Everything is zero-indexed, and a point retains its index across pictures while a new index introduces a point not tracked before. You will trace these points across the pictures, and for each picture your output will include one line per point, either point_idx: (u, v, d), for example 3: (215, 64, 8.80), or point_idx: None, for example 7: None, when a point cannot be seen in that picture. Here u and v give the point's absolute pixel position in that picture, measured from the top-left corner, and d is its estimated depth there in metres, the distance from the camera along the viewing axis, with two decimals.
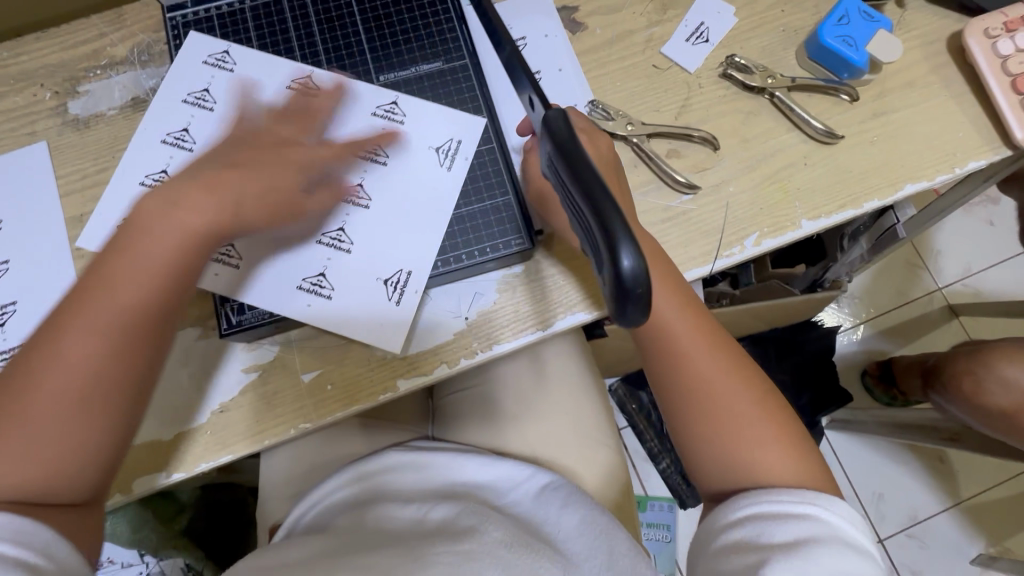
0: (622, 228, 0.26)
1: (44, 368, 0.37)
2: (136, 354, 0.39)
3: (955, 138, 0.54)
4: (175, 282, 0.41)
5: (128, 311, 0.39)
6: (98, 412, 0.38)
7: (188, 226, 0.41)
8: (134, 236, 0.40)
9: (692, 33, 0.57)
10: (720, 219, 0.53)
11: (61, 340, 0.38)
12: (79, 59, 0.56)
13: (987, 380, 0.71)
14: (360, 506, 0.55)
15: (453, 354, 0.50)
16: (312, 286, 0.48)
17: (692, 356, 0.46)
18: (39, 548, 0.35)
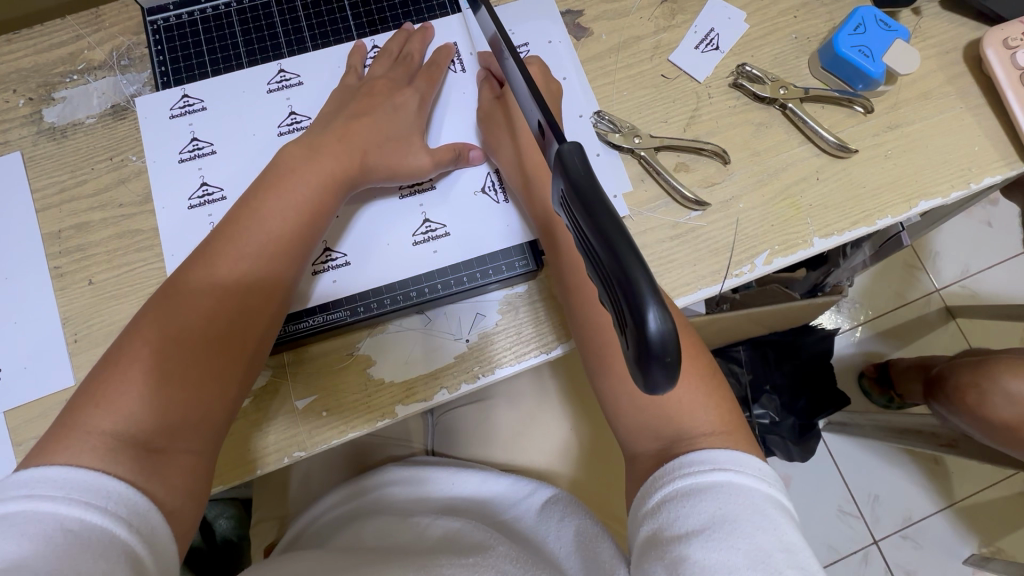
0: (650, 282, 0.22)
1: (168, 326, 0.39)
2: (245, 323, 0.41)
3: (970, 153, 0.53)
4: (287, 253, 0.43)
5: (241, 282, 0.41)
6: (215, 374, 0.39)
7: (298, 200, 0.44)
8: (251, 212, 0.44)
9: (701, 40, 0.55)
10: (730, 236, 0.51)
11: (188, 300, 0.40)
12: (54, 63, 0.52)
13: (992, 393, 0.71)
14: (361, 518, 0.53)
15: (452, 378, 0.48)
16: (428, 230, 0.49)
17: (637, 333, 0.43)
18: (139, 538, 0.32)
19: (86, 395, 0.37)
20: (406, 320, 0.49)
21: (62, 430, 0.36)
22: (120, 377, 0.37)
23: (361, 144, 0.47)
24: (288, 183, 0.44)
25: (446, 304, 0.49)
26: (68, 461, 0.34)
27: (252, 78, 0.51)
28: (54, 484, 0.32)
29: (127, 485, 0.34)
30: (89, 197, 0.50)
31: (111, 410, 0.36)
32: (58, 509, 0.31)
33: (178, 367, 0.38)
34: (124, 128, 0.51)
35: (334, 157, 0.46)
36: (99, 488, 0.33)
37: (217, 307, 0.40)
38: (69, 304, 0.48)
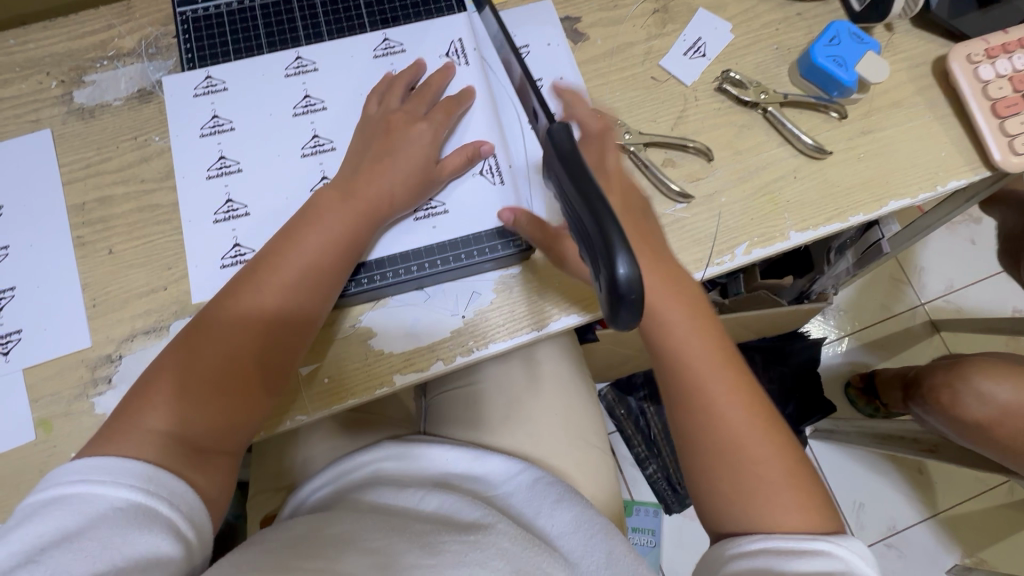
0: (621, 237, 0.29)
1: (202, 351, 0.43)
2: (278, 350, 0.45)
3: (937, 158, 0.57)
4: (316, 283, 0.46)
5: (281, 299, 0.45)
6: (242, 393, 0.44)
7: (331, 233, 0.47)
8: (287, 240, 0.47)
9: (689, 48, 0.59)
10: (712, 228, 0.54)
11: (221, 328, 0.44)
12: (86, 49, 0.56)
13: (965, 394, 0.73)
14: (355, 492, 0.55)
15: (448, 351, 0.50)
16: (428, 209, 0.53)
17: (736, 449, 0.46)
18: (179, 515, 0.38)
19: (145, 392, 0.42)
20: (407, 295, 0.52)
21: (124, 421, 0.41)
22: (175, 381, 0.42)
23: (383, 160, 0.50)
24: (325, 215, 0.48)
25: (445, 280, 0.52)
26: (124, 455, 0.39)
27: (273, 67, 0.55)
28: (105, 472, 0.37)
29: (170, 473, 0.39)
30: (114, 173, 0.53)
31: (168, 409, 0.41)
32: (110, 492, 0.37)
33: (226, 382, 0.43)
34: (149, 110, 0.55)
35: (360, 185, 0.49)
36: (143, 474, 0.38)
37: (260, 324, 0.45)
38: (89, 271, 0.51)
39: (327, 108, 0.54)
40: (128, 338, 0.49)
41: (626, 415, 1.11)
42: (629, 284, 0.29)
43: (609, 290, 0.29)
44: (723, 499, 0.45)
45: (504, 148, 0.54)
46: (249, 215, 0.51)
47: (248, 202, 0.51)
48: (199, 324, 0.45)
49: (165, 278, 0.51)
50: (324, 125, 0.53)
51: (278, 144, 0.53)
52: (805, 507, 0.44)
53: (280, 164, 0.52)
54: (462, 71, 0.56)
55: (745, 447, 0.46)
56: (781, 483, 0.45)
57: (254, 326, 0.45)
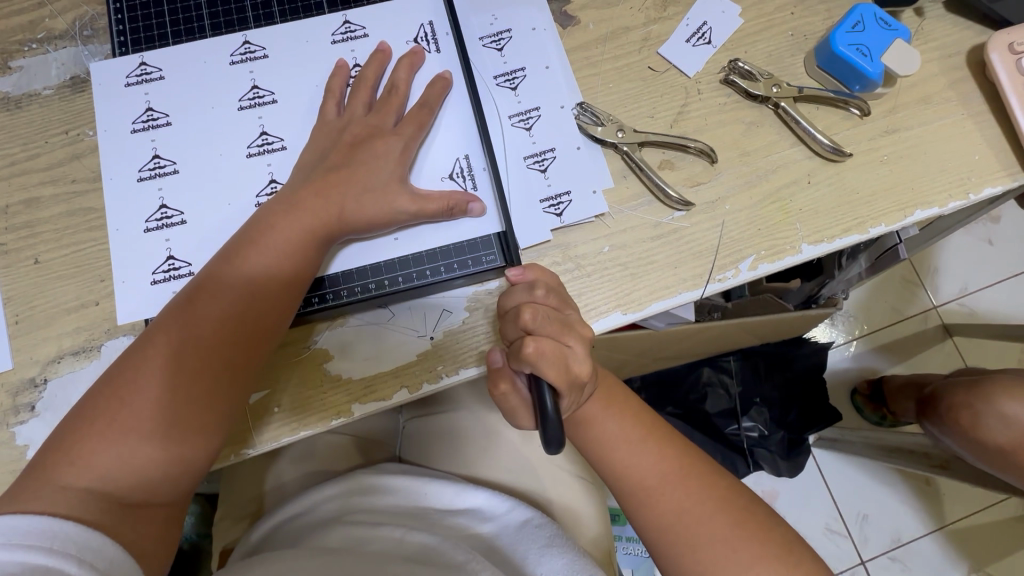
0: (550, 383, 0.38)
1: (127, 392, 0.37)
2: (220, 385, 0.39)
3: (970, 161, 0.50)
4: (264, 306, 0.40)
5: (222, 328, 0.39)
6: (180, 436, 0.38)
7: (281, 248, 0.41)
8: (230, 259, 0.41)
9: (693, 34, 0.52)
10: (714, 239, 0.48)
11: (148, 364, 0.38)
12: (13, 30, 0.50)
13: (986, 415, 0.68)
14: (320, 528, 0.50)
15: (414, 378, 0.45)
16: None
17: (696, 527, 0.42)
18: (92, 574, 0.32)
19: (61, 444, 0.36)
20: (367, 315, 0.46)
21: (36, 475, 0.36)
22: (98, 431, 0.37)
23: (341, 199, 0.43)
24: (275, 227, 0.42)
25: (409, 299, 0.46)
26: (34, 511, 0.34)
27: (218, 55, 0.48)
28: (3, 530, 0.32)
29: (86, 531, 0.34)
30: (41, 171, 0.47)
31: (88, 461, 0.36)
32: (5, 555, 0.31)
33: (159, 427, 0.37)
34: (82, 101, 0.49)
35: (314, 191, 0.43)
36: (50, 532, 0.33)
37: (195, 358, 0.39)
38: (12, 283, 0.45)
39: (277, 101, 0.48)
40: (54, 359, 0.44)
41: None
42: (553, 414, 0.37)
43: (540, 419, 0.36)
44: None
45: (477, 148, 0.48)
46: (184, 223, 0.45)
47: (182, 209, 0.46)
48: (125, 360, 0.39)
49: (96, 291, 0.45)
50: (271, 120, 0.47)
51: (219, 143, 0.47)
52: (771, 565, 0.40)
53: (223, 166, 0.46)
54: (433, 60, 0.49)
55: (696, 517, 0.42)
56: (758, 554, 0.40)
57: (190, 359, 0.38)
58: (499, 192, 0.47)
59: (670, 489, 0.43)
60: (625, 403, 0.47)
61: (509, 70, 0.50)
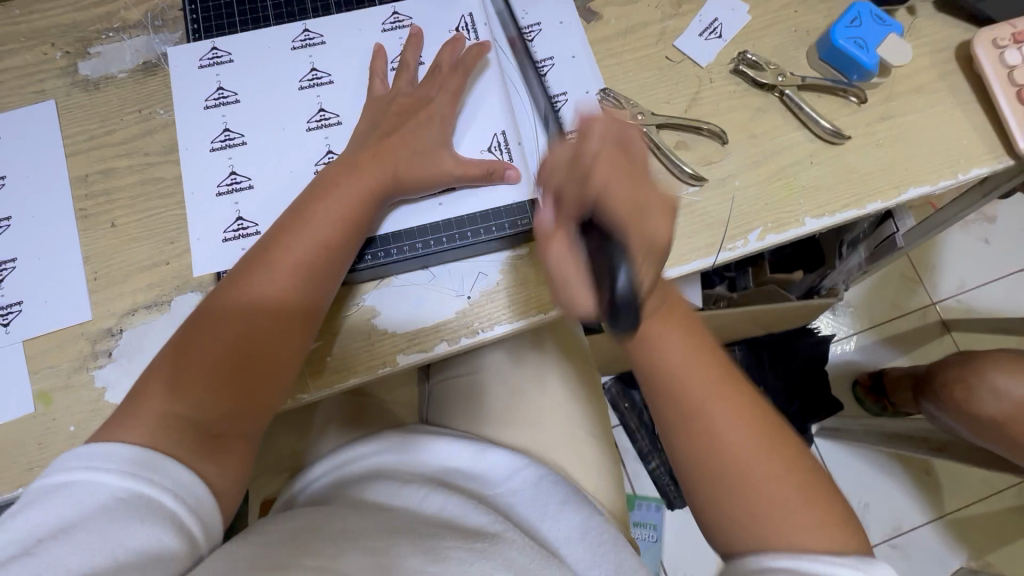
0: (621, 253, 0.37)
1: (208, 335, 0.42)
2: (290, 330, 0.44)
3: (959, 145, 0.55)
4: (329, 261, 0.46)
5: (292, 287, 0.44)
6: (256, 375, 0.43)
7: (341, 210, 0.46)
8: (299, 220, 0.46)
9: (705, 29, 0.58)
10: (725, 212, 0.53)
11: (227, 311, 0.43)
12: (92, 21, 0.55)
13: (980, 389, 0.72)
14: (359, 483, 0.54)
15: (453, 332, 0.49)
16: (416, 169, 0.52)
17: (747, 456, 0.40)
18: (184, 506, 0.37)
19: (151, 379, 0.41)
20: (411, 274, 0.50)
21: (128, 406, 0.40)
22: (185, 370, 0.41)
23: (393, 161, 0.48)
24: (337, 191, 0.47)
25: (450, 259, 0.51)
26: (129, 440, 0.38)
27: (280, 40, 0.54)
28: (109, 459, 0.37)
29: (177, 464, 0.38)
30: (117, 145, 0.52)
31: (176, 396, 0.41)
32: (110, 482, 0.36)
33: (239, 366, 0.42)
34: (154, 84, 0.54)
35: (371, 159, 0.48)
36: (147, 463, 0.37)
37: (270, 311, 0.44)
38: (91, 244, 0.50)
39: (334, 82, 0.53)
40: (129, 312, 0.49)
41: (630, 410, 1.10)
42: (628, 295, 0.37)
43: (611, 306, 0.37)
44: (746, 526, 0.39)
45: (512, 125, 0.53)
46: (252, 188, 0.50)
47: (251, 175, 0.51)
48: (208, 308, 0.44)
49: (167, 252, 0.50)
50: (329, 99, 0.53)
51: (282, 118, 0.52)
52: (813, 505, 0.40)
53: (284, 137, 0.51)
54: (471, 47, 0.55)
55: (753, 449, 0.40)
56: (809, 503, 0.39)
57: (268, 312, 0.44)
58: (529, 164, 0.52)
59: (728, 412, 0.41)
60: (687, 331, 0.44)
61: (540, 59, 0.56)
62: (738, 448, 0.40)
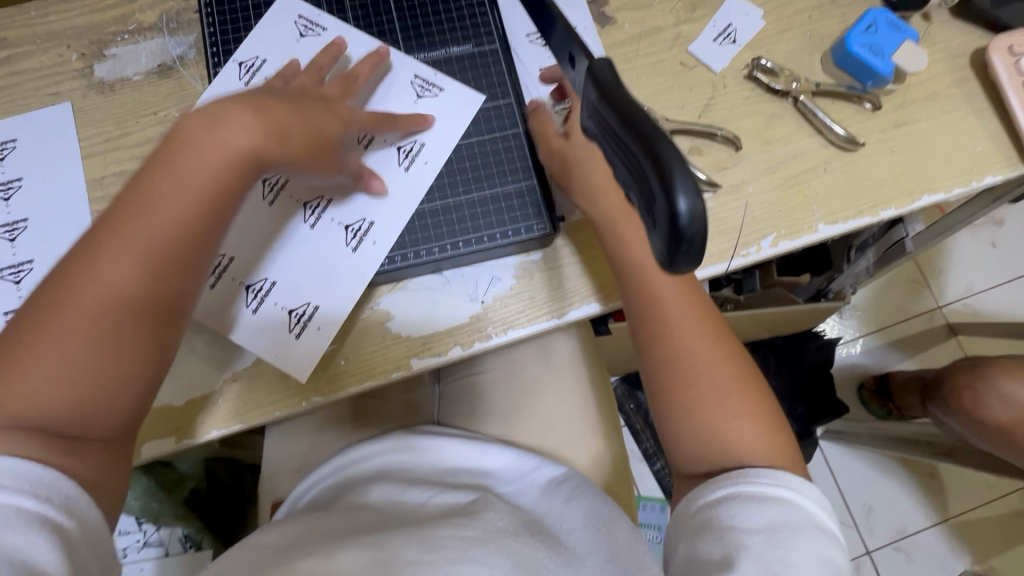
0: (681, 163, 0.22)
1: (58, 306, 0.38)
2: (156, 298, 0.40)
3: (973, 152, 0.55)
4: (189, 224, 0.41)
5: (164, 251, 0.40)
6: (118, 350, 0.39)
7: (200, 170, 0.41)
8: (158, 169, 0.41)
9: (719, 34, 0.57)
10: (738, 219, 0.53)
11: (86, 273, 0.38)
12: (107, 23, 0.56)
13: (987, 395, 0.72)
14: (368, 482, 0.55)
15: (466, 336, 0.50)
16: (407, 151, 0.52)
17: (704, 365, 0.46)
18: (49, 508, 0.35)
19: (5, 356, 0.37)
20: (426, 279, 0.51)
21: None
22: (39, 346, 0.37)
23: (285, 130, 0.44)
24: (194, 140, 0.41)
25: (463, 264, 0.51)
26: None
27: (298, 48, 0.55)
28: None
29: (37, 465, 0.35)
30: (132, 148, 0.53)
31: (26, 385, 0.37)
32: None
33: (102, 338, 0.38)
34: (169, 86, 0.54)
35: (258, 112, 0.43)
36: (12, 471, 0.34)
37: (139, 274, 0.39)
38: None
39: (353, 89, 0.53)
40: None
41: (635, 411, 1.11)
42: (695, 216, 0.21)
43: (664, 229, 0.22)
44: (706, 439, 0.45)
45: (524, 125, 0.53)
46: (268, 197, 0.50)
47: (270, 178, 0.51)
48: (62, 274, 0.39)
49: None
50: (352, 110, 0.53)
51: None
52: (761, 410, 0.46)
53: None
54: (492, 56, 0.55)
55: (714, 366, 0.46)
56: (752, 410, 0.46)
57: (131, 275, 0.39)
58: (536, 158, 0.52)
59: (692, 335, 0.47)
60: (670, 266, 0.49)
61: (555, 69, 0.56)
62: (698, 360, 0.46)
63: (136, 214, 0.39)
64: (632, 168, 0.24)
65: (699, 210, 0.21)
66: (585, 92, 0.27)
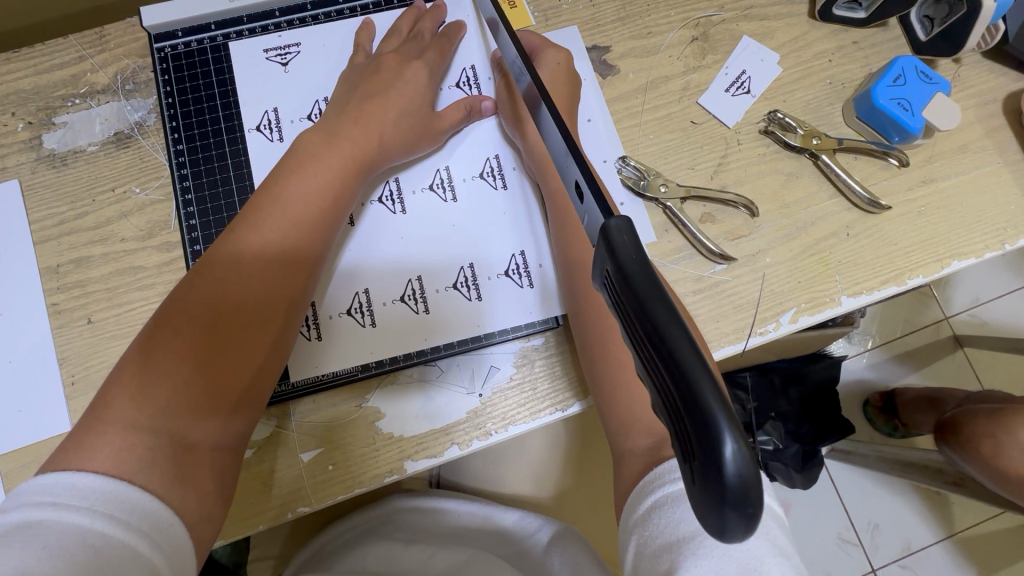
0: (720, 403, 0.18)
1: (175, 322, 0.36)
2: (270, 305, 0.38)
3: (1006, 211, 0.51)
4: (307, 231, 0.40)
5: (273, 262, 0.39)
6: (231, 364, 0.36)
7: (316, 179, 0.41)
8: (270, 190, 0.41)
9: (732, 83, 0.53)
10: (755, 293, 0.49)
11: (203, 288, 0.37)
12: (55, 86, 0.50)
13: (1007, 444, 0.69)
14: (371, 550, 0.56)
15: (463, 434, 0.46)
16: (391, 196, 0.48)
17: None
18: (162, 555, 0.30)
19: (116, 382, 0.35)
20: (418, 370, 0.46)
21: (89, 425, 0.33)
22: (152, 364, 0.35)
23: (378, 125, 0.45)
24: (312, 160, 0.42)
25: (458, 355, 0.47)
26: (98, 467, 0.31)
27: (267, 105, 0.49)
28: (79, 495, 0.30)
29: (150, 497, 0.31)
30: (90, 230, 0.48)
31: (142, 402, 0.34)
32: (76, 518, 0.29)
33: (217, 351, 0.36)
34: (127, 158, 0.49)
35: (350, 132, 0.44)
36: (123, 499, 0.30)
37: (251, 285, 0.38)
38: (66, 344, 0.46)
39: None
40: None
41: None
42: (744, 473, 0.17)
43: (701, 477, 0.18)
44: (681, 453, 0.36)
45: (508, 148, 0.50)
46: None
47: None
48: (175, 296, 0.37)
49: None
50: None
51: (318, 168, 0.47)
52: None
53: None
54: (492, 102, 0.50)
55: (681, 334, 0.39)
56: None
57: (251, 284, 0.38)
58: (542, 223, 0.48)
59: None
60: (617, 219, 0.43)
61: None
62: None
63: (257, 224, 0.39)
64: (665, 389, 0.20)
65: (748, 459, 0.17)
66: (596, 252, 0.23)
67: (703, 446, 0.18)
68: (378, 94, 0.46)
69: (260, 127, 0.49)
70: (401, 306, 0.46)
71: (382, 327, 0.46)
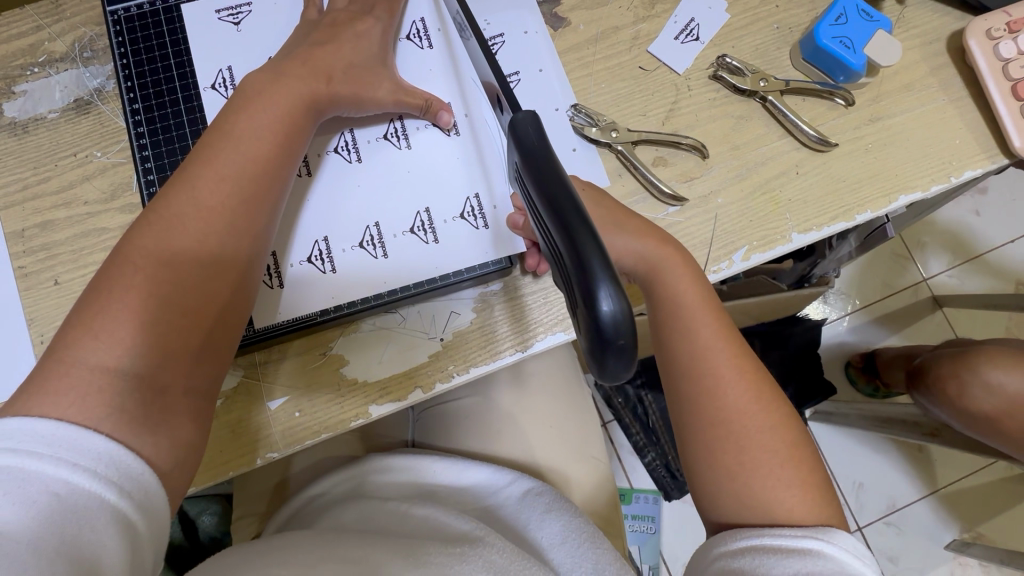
0: (604, 264, 0.23)
1: (138, 262, 0.37)
2: (234, 246, 0.40)
3: (951, 146, 0.52)
4: (265, 174, 0.41)
5: (232, 207, 0.40)
6: (200, 300, 0.38)
7: (271, 127, 0.42)
8: (225, 137, 0.41)
9: (681, 31, 0.54)
10: (707, 232, 0.50)
11: (166, 231, 0.38)
12: (14, 55, 0.51)
13: (971, 385, 0.71)
14: (342, 504, 0.54)
15: (426, 379, 0.47)
16: (347, 146, 0.49)
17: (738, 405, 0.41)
18: (129, 502, 0.31)
19: (78, 326, 0.35)
20: (381, 318, 0.48)
21: (52, 367, 0.34)
22: (118, 306, 0.35)
23: (325, 69, 0.45)
24: (263, 108, 0.42)
25: (418, 301, 0.48)
26: (64, 409, 0.32)
27: (221, 62, 0.50)
28: (41, 441, 0.31)
29: (116, 445, 0.32)
30: (55, 194, 0.49)
31: (105, 344, 0.34)
32: (43, 469, 0.30)
33: (185, 288, 0.37)
34: (88, 123, 0.50)
35: (299, 79, 0.44)
36: (88, 448, 0.31)
37: (213, 226, 0.39)
38: (33, 304, 0.47)
39: None
40: None
41: (622, 404, 1.05)
42: (619, 320, 0.23)
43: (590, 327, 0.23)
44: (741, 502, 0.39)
45: (460, 97, 0.51)
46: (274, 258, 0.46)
47: None
48: (134, 238, 0.38)
49: None
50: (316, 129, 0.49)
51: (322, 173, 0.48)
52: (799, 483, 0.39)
53: None
54: (446, 53, 0.52)
55: (751, 427, 0.40)
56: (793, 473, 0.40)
57: (213, 226, 0.39)
58: (496, 169, 0.49)
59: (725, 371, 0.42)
60: (697, 278, 0.44)
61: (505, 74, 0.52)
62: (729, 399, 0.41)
63: (214, 168, 0.40)
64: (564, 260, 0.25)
65: (624, 315, 0.23)
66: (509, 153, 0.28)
67: (590, 301, 0.23)
68: (330, 42, 0.47)
69: (215, 85, 0.50)
70: (359, 253, 0.47)
71: (340, 272, 0.47)
